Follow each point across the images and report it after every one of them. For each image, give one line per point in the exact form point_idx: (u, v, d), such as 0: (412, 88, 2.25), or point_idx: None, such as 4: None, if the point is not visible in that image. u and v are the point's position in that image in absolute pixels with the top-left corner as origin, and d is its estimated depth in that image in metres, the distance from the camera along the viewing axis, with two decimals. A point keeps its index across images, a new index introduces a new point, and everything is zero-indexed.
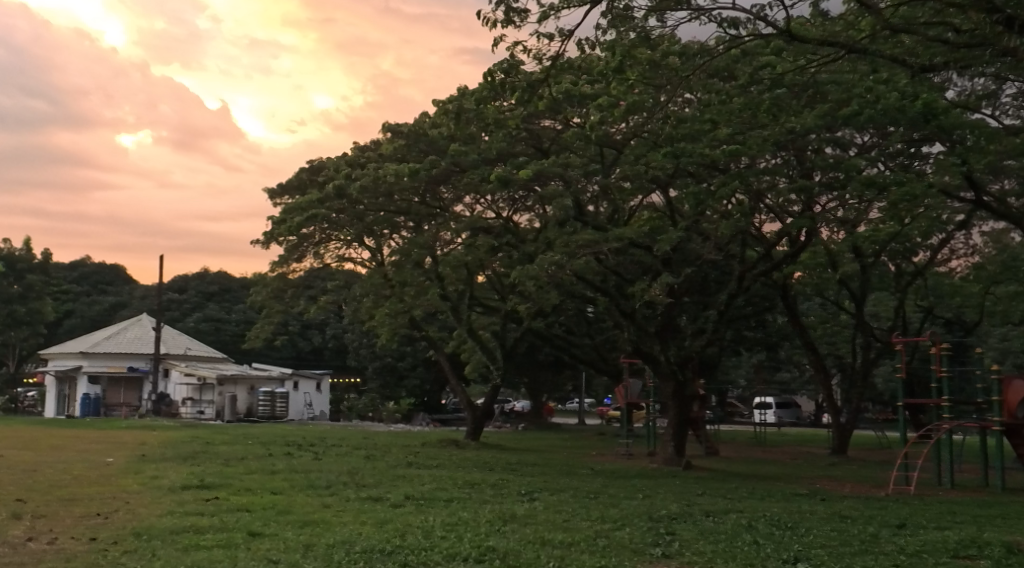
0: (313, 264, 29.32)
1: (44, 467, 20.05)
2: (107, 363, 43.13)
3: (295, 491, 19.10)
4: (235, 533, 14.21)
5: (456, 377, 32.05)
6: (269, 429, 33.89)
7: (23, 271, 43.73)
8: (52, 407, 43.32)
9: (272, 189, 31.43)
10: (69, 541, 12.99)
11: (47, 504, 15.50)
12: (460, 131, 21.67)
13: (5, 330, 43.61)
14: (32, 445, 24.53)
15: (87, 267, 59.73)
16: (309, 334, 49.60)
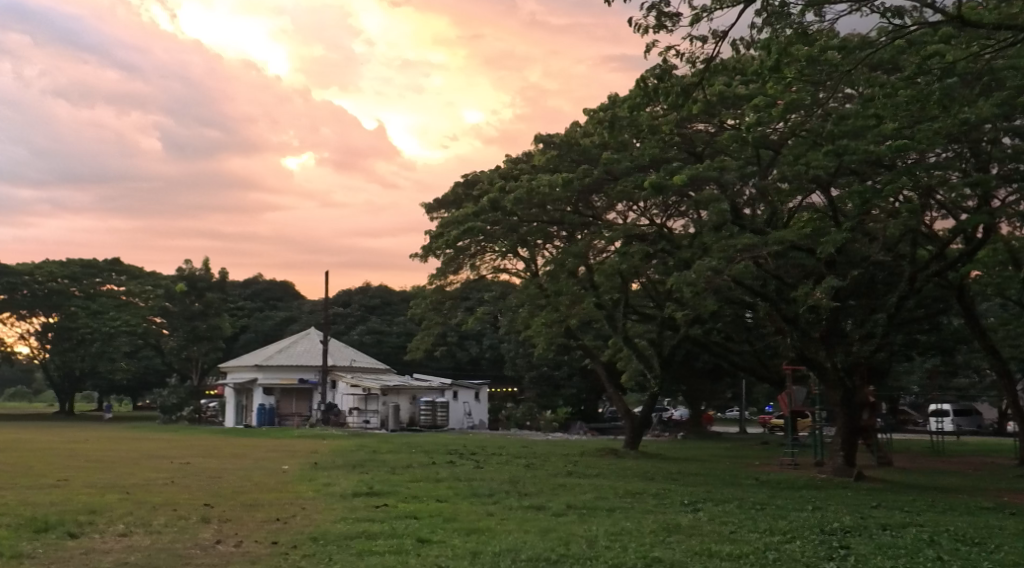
0: (469, 276, 29.78)
1: (226, 473, 21.07)
2: (280, 375, 45.08)
3: (459, 498, 19.40)
4: (404, 539, 14.53)
5: (613, 386, 31.88)
6: (432, 438, 34.61)
7: (203, 289, 46.10)
8: (230, 417, 45.56)
9: (429, 203, 32.12)
10: (253, 544, 13.57)
11: (231, 508, 16.28)
12: (613, 139, 21.60)
13: (188, 345, 46.11)
14: (214, 453, 25.87)
15: (259, 284, 62.61)
16: (467, 345, 50.38)
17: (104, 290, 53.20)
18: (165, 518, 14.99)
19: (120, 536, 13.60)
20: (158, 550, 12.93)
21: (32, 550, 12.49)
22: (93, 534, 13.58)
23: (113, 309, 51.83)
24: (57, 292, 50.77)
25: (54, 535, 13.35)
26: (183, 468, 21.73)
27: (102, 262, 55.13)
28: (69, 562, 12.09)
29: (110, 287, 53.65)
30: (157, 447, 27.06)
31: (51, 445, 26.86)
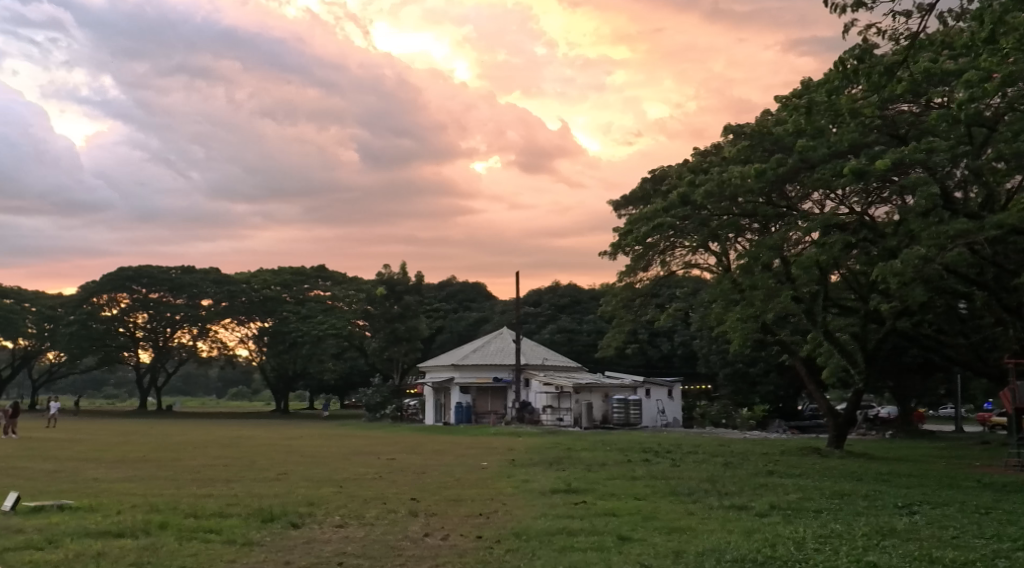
0: (660, 273, 29.40)
1: (430, 469, 21.63)
2: (476, 374, 46.22)
3: (658, 497, 19.11)
4: (606, 537, 14.43)
5: (814, 383, 30.65)
6: (627, 436, 34.36)
7: (402, 292, 47.69)
8: (430, 415, 46.76)
9: (617, 200, 31.95)
10: (459, 538, 13.83)
11: (435, 503, 16.63)
12: (808, 126, 20.75)
13: (389, 346, 47.73)
14: (416, 449, 26.63)
15: (452, 287, 64.13)
16: (659, 342, 49.79)
17: (312, 296, 56.26)
18: (375, 511, 15.50)
19: (337, 527, 14.15)
20: (373, 541, 13.35)
21: (261, 538, 13.17)
22: (313, 524, 14.20)
23: (320, 313, 54.13)
24: (272, 298, 54.65)
25: (278, 525, 14.04)
26: (389, 463, 22.47)
27: (309, 270, 58.12)
28: (294, 550, 12.66)
29: (317, 293, 56.53)
30: (364, 444, 28.19)
31: (269, 441, 28.45)
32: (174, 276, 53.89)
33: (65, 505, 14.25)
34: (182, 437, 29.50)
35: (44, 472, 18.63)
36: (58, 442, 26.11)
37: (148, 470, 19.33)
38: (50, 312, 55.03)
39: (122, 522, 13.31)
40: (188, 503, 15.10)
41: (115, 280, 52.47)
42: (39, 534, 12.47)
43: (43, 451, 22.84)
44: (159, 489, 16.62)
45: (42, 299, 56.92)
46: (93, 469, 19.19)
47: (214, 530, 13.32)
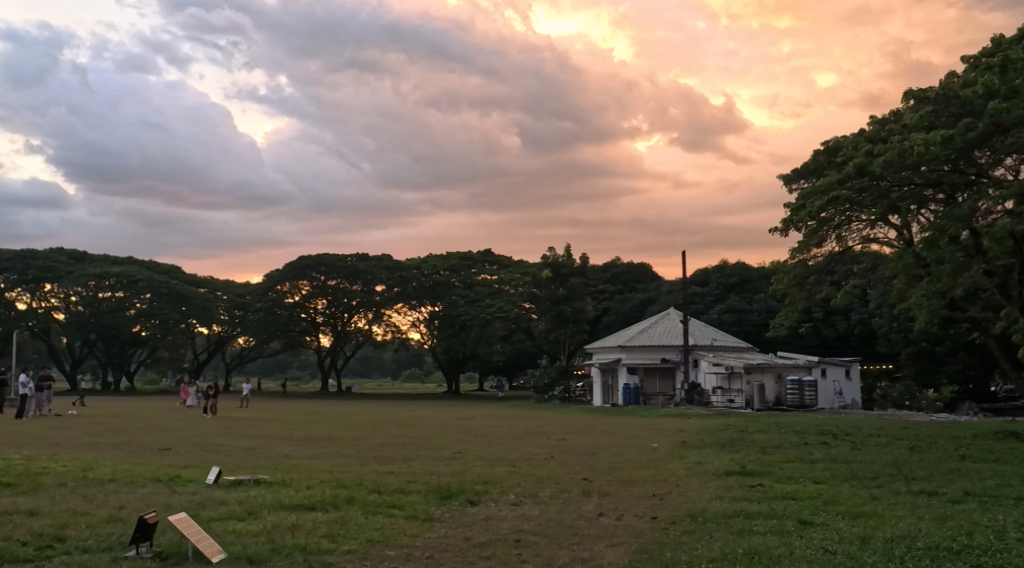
0: (835, 248, 28.23)
1: (601, 450, 21.52)
2: (643, 355, 45.66)
3: (840, 481, 18.36)
4: (786, 521, 13.97)
5: (1009, 363, 28.78)
6: (802, 417, 33.27)
7: (567, 275, 47.64)
8: (598, 397, 46.70)
9: (789, 175, 30.88)
10: (634, 518, 13.70)
11: (609, 484, 16.54)
12: (1002, 86, 19.36)
13: (556, 328, 47.82)
14: (586, 430, 26.68)
15: (618, 267, 63.64)
16: (834, 321, 47.99)
17: (480, 280, 56.55)
18: (549, 490, 15.55)
19: (512, 505, 14.26)
20: (549, 520, 13.39)
21: (441, 514, 13.42)
22: (489, 503, 14.35)
23: (488, 297, 54.45)
24: (441, 283, 55.76)
25: (456, 502, 14.27)
26: (561, 443, 22.55)
27: (477, 254, 58.88)
28: (473, 527, 12.82)
29: (484, 277, 56.96)
30: (536, 424, 28.46)
31: (444, 421, 29.14)
32: (350, 263, 55.81)
33: (260, 480, 14.93)
34: (366, 416, 30.58)
35: (240, 449, 19.63)
36: (251, 421, 27.47)
37: (334, 448, 20.06)
38: (239, 300, 58.01)
39: (314, 496, 13.84)
40: (371, 480, 15.55)
41: (297, 268, 54.92)
42: (240, 506, 13.10)
43: (238, 429, 24.11)
44: (344, 466, 17.24)
45: (232, 288, 61.05)
46: (283, 446, 20.09)
47: (396, 506, 13.65)
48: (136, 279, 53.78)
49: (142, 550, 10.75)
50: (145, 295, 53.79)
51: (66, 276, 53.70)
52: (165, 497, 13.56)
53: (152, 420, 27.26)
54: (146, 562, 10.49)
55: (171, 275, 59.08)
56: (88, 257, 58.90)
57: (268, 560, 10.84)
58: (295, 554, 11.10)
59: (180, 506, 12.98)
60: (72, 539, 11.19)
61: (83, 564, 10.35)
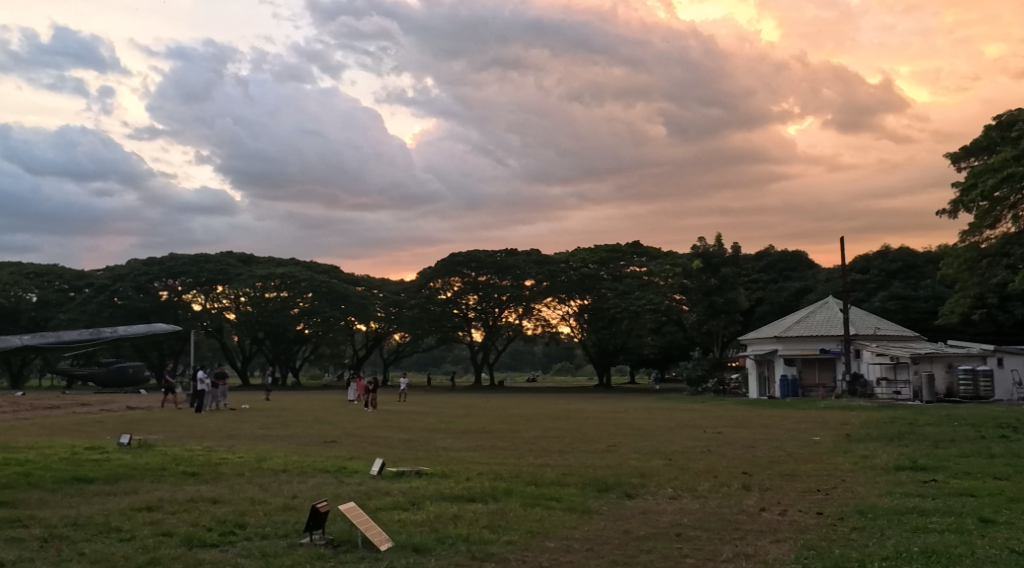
0: (1012, 229, 26.51)
1: (760, 443, 20.86)
2: (801, 346, 44.28)
3: (1023, 477, 17.19)
4: (964, 518, 13.16)
5: None
6: (977, 410, 31.46)
7: (719, 265, 46.32)
8: (754, 388, 45.80)
9: (956, 153, 29.21)
10: (799, 514, 13.18)
11: (770, 478, 15.98)
12: None
13: (708, 320, 46.92)
14: (743, 423, 26.05)
15: (772, 256, 61.86)
16: (1010, 308, 45.18)
17: (629, 273, 55.89)
18: (708, 484, 15.16)
19: (671, 498, 13.97)
20: (709, 514, 13.04)
21: (598, 507, 13.24)
22: (647, 496, 14.09)
23: (637, 289, 53.59)
24: (589, 276, 55.17)
25: (614, 495, 14.09)
26: (717, 436, 22.05)
27: (625, 247, 57.87)
28: (632, 520, 12.59)
29: (633, 269, 56.09)
30: (692, 417, 27.96)
31: (599, 414, 29.01)
32: (499, 258, 56.25)
33: (422, 471, 15.13)
34: (523, 409, 30.74)
35: (401, 441, 20.01)
36: (410, 414, 27.95)
37: (490, 441, 20.19)
38: (395, 297, 59.32)
39: (473, 487, 13.93)
40: (528, 472, 15.53)
41: (448, 265, 55.82)
42: (404, 496, 13.31)
43: (399, 422, 24.63)
44: (501, 458, 17.30)
45: (388, 285, 62.60)
46: (442, 439, 20.35)
47: (554, 498, 13.57)
48: (299, 279, 56.06)
49: (315, 537, 11.03)
50: (307, 294, 55.68)
51: (235, 278, 56.22)
52: (334, 487, 13.91)
53: (318, 414, 28.19)
54: (319, 549, 10.77)
55: (330, 275, 61.07)
56: (254, 258, 61.55)
57: (433, 549, 10.92)
58: (459, 544, 11.16)
59: (348, 496, 13.27)
60: (252, 526, 11.57)
61: (262, 550, 10.67)
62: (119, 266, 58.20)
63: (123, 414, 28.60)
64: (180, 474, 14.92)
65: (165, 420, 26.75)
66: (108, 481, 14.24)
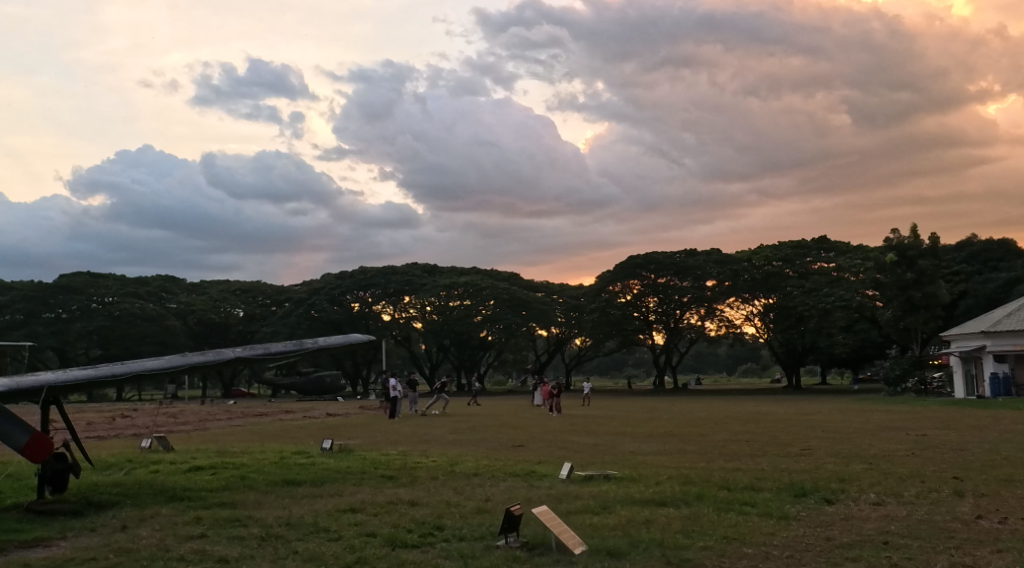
0: None
1: (971, 446, 19.70)
2: (1012, 341, 41.43)
3: None
4: None
5: None
6: None
7: (915, 257, 44.15)
8: (961, 387, 43.46)
9: None
10: (1021, 523, 12.31)
11: (984, 483, 15.03)
12: None
13: (905, 315, 44.64)
14: (950, 424, 24.67)
15: (975, 246, 58.34)
16: None
17: (817, 269, 53.94)
18: (915, 490, 14.44)
19: (875, 504, 13.36)
20: (919, 521, 12.39)
21: (797, 513, 12.82)
22: (849, 501, 13.56)
23: (826, 286, 51.62)
24: (774, 274, 53.70)
25: (812, 500, 13.63)
26: (920, 439, 20.95)
27: (811, 242, 56.07)
28: (835, 527, 12.12)
29: (821, 265, 54.02)
30: (891, 419, 26.69)
31: (791, 417, 28.09)
32: (679, 259, 55.55)
33: (610, 475, 15.10)
34: (712, 413, 30.23)
35: (589, 445, 20.06)
36: (596, 418, 27.98)
37: (678, 445, 19.95)
38: (575, 302, 59.58)
39: (663, 492, 13.78)
40: (720, 476, 15.21)
41: (628, 268, 55.64)
42: (594, 500, 13.29)
43: (585, 426, 24.71)
44: (691, 462, 17.05)
45: (567, 290, 62.90)
46: (629, 443, 20.27)
47: (749, 503, 13.24)
48: (481, 287, 56.97)
49: (511, 539, 11.17)
50: (489, 302, 56.65)
51: (420, 287, 58.05)
52: (526, 490, 14.07)
53: (506, 419, 28.64)
54: (516, 551, 10.90)
55: (511, 282, 61.98)
56: (439, 268, 63.27)
57: (628, 554, 10.86)
58: (654, 549, 11.03)
59: (540, 500, 13.39)
60: (449, 528, 11.83)
61: (461, 552, 10.89)
62: (315, 280, 61.23)
63: (323, 421, 29.98)
64: (378, 478, 15.46)
65: (362, 425, 27.84)
66: (315, 483, 14.97)
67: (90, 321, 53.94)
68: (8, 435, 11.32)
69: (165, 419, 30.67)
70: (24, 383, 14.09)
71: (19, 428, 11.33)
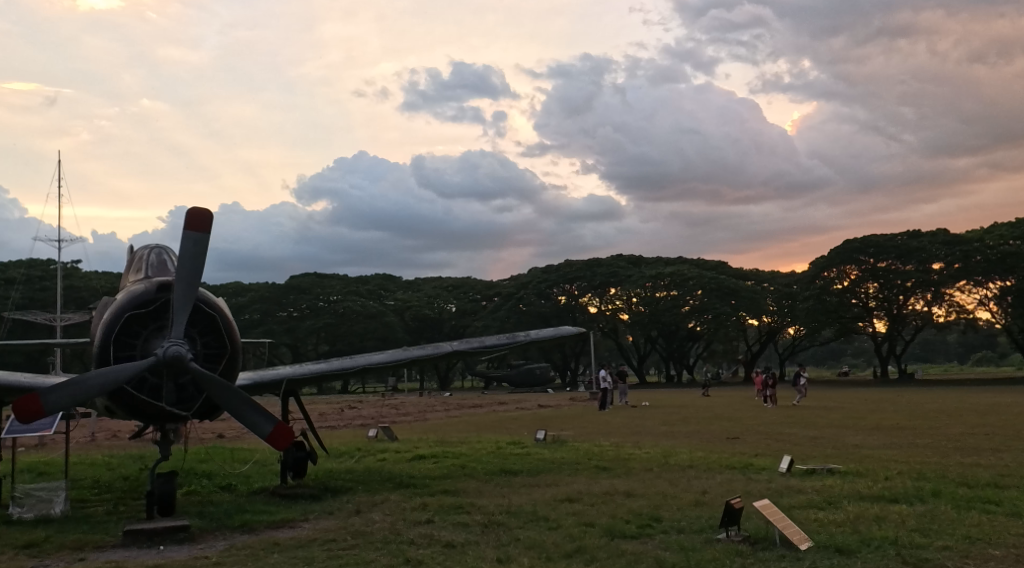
0: None
1: None
2: None
3: None
4: None
5: None
6: None
7: None
8: None
9: None
10: None
11: None
12: None
13: None
14: None
15: None
16: None
17: None
18: None
19: None
20: None
21: None
22: None
23: None
24: (1011, 255, 48.98)
25: None
26: None
27: None
28: None
29: None
30: None
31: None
32: (901, 242, 53.00)
33: (834, 469, 14.61)
34: (944, 405, 28.54)
35: (808, 438, 19.41)
36: (814, 411, 26.96)
37: (907, 438, 18.97)
38: (788, 290, 57.70)
39: (894, 488, 13.19)
40: (958, 472, 14.40)
41: (844, 253, 53.79)
42: (819, 495, 12.91)
43: (804, 418, 23.89)
44: (922, 457, 16.18)
45: (778, 278, 61.14)
46: (852, 436, 19.48)
47: (994, 501, 12.47)
48: (688, 277, 56.18)
49: (732, 533, 11.05)
50: (697, 291, 55.67)
51: (626, 279, 57.96)
52: (744, 483, 13.83)
53: (719, 410, 28.12)
54: (738, 545, 10.75)
55: (719, 271, 60.97)
56: (645, 259, 62.96)
57: (859, 552, 10.49)
58: (887, 547, 10.61)
59: (760, 493, 13.15)
60: (667, 520, 11.82)
61: (681, 544, 10.86)
62: (523, 274, 62.40)
63: (536, 412, 30.52)
64: (593, 469, 15.62)
65: (576, 417, 28.17)
66: (531, 473, 15.30)
67: (317, 319, 57.27)
68: (255, 426, 12.19)
69: (388, 410, 32.16)
70: (266, 376, 15.21)
71: (264, 418, 12.21)
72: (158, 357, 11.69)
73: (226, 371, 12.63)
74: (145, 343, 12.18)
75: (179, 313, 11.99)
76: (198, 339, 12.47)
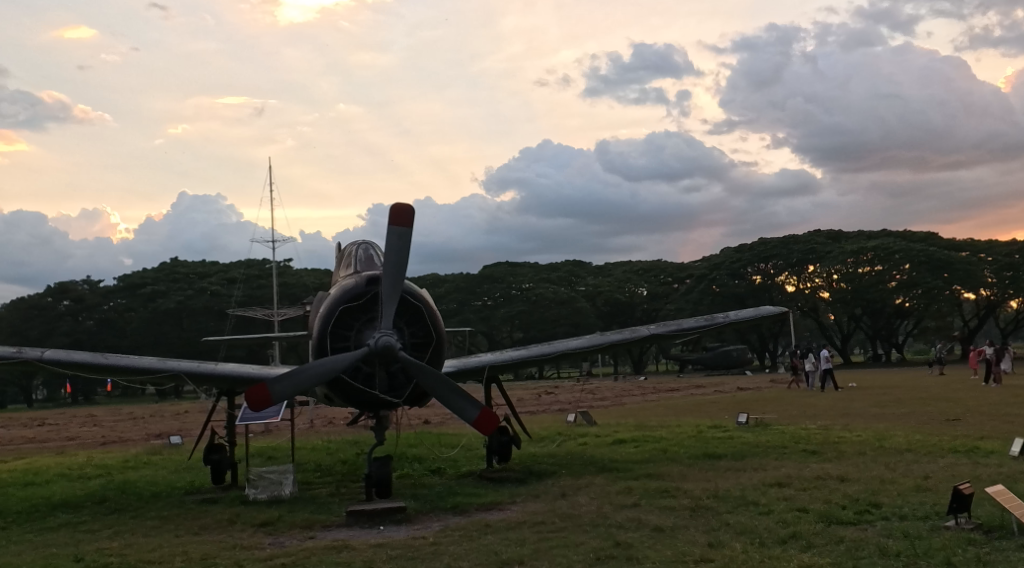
0: None
1: None
2: None
3: None
4: None
5: None
6: None
7: None
8: None
9: None
10: None
11: None
12: None
13: None
14: None
15: None
16: None
17: None
18: None
19: None
20: None
21: None
22: None
23: None
24: None
25: None
26: None
27: None
28: None
29: None
30: None
31: None
32: None
33: None
34: None
35: None
36: None
37: None
38: (1008, 260, 53.85)
39: None
40: None
41: None
42: None
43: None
44: None
45: (996, 247, 57.20)
46: None
47: None
48: (893, 251, 53.28)
49: (962, 520, 10.47)
50: (904, 266, 52.78)
51: (826, 255, 55.74)
52: (970, 468, 13.07)
53: (936, 391, 26.56)
54: (969, 533, 10.17)
55: (928, 242, 57.72)
56: (845, 234, 60.39)
57: None
58: None
59: (991, 478, 12.38)
60: (887, 505, 11.33)
61: (904, 531, 10.38)
62: (716, 255, 61.22)
63: (738, 395, 29.88)
64: (800, 453, 15.14)
65: (778, 399, 27.45)
66: (736, 457, 15.00)
67: (511, 306, 58.34)
68: (461, 411, 12.51)
69: (585, 395, 32.43)
70: (469, 363, 15.56)
71: (470, 403, 12.52)
72: (370, 348, 12.20)
73: (433, 359, 13.06)
74: (358, 334, 12.74)
75: (388, 304, 12.47)
76: (405, 328, 12.93)
